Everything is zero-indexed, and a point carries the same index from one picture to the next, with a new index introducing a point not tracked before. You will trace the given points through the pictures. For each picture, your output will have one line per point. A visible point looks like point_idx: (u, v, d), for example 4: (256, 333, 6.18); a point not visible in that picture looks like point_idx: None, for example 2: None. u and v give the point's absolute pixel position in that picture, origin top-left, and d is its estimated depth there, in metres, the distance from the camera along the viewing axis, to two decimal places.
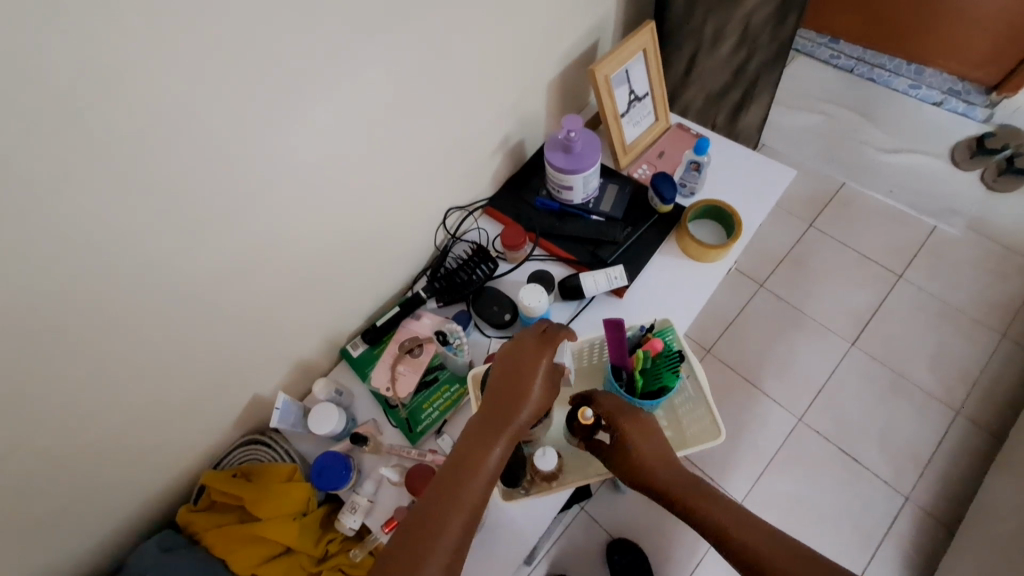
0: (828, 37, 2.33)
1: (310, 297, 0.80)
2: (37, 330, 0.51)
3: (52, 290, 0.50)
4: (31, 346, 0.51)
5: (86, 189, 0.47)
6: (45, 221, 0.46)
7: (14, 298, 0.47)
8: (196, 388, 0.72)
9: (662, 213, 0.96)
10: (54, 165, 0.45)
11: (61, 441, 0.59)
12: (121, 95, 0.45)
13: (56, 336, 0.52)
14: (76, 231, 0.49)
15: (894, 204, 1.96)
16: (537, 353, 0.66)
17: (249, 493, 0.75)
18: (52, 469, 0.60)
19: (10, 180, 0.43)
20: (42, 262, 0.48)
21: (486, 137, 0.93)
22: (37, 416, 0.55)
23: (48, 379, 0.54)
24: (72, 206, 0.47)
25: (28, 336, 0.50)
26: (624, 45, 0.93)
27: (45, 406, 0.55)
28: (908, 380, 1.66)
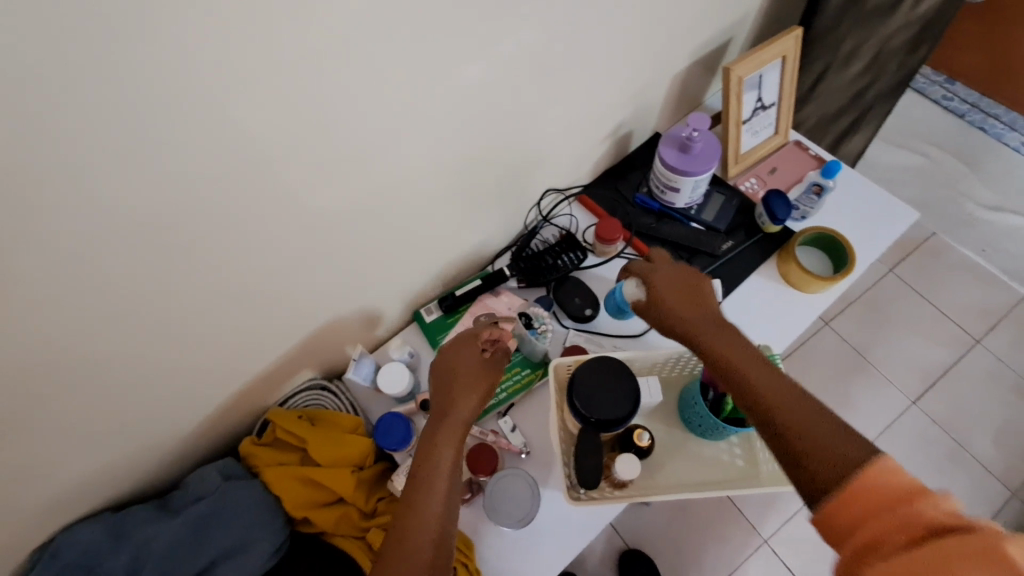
0: (945, 77, 2.17)
1: (398, 254, 0.78)
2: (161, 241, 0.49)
3: (182, 208, 0.48)
4: (149, 257, 0.50)
5: (231, 108, 0.45)
6: (198, 135, 0.45)
7: (148, 208, 0.46)
8: (277, 326, 0.71)
9: (767, 233, 0.91)
10: (213, 80, 0.42)
11: (150, 356, 0.59)
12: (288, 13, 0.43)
13: (176, 251, 0.51)
14: (217, 151, 0.47)
15: (984, 265, 1.84)
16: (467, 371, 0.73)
17: (313, 437, 0.74)
18: (136, 383, 0.60)
19: (172, 89, 0.41)
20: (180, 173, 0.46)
21: (600, 122, 0.89)
22: (141, 325, 0.55)
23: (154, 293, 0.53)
24: (218, 125, 0.45)
25: (150, 248, 0.49)
26: (765, 47, 0.87)
27: (149, 319, 0.55)
28: (966, 451, 1.58)
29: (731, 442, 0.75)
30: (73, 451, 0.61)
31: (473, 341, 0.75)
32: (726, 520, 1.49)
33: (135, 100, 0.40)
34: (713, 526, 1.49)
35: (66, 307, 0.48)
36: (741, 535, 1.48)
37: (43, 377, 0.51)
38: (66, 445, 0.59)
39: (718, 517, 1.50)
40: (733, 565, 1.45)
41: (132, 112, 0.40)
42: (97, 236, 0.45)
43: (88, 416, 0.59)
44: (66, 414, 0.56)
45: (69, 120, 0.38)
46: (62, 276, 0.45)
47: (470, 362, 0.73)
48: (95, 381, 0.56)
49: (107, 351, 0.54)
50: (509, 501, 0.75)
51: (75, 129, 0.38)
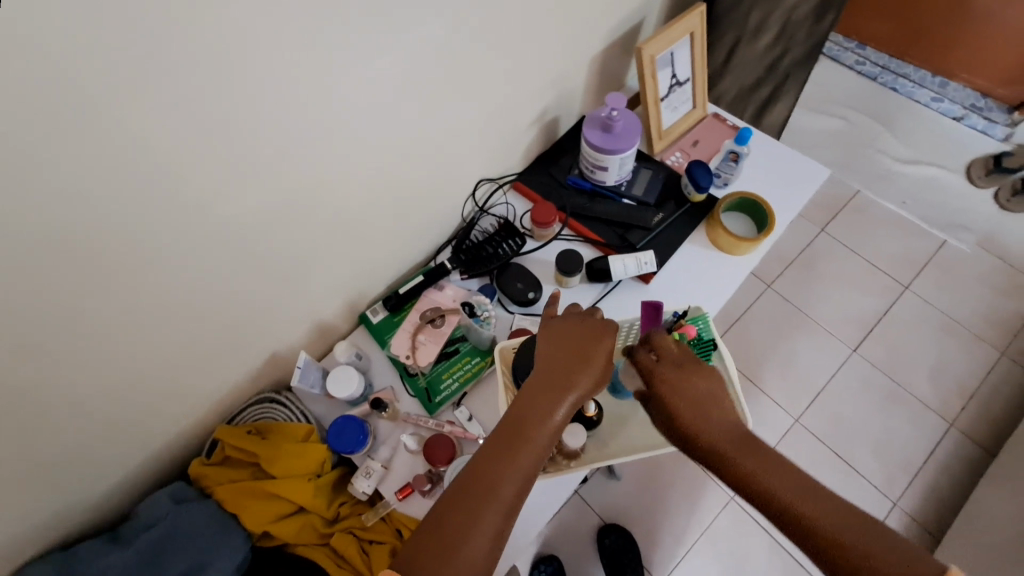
0: (856, 43, 2.30)
1: (333, 256, 0.78)
2: (66, 257, 0.48)
3: (83, 222, 0.47)
4: (54, 274, 0.48)
5: (123, 113, 0.44)
6: (85, 144, 0.44)
7: (43, 223, 0.45)
8: (213, 341, 0.69)
9: (694, 202, 0.95)
10: (99, 85, 0.42)
11: (73, 383, 0.57)
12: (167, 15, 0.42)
13: (85, 268, 0.50)
14: (113, 159, 0.46)
15: (907, 215, 1.96)
16: (589, 344, 0.62)
17: (264, 450, 0.73)
18: (63, 413, 0.58)
19: (53, 96, 0.40)
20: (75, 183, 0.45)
21: (524, 109, 0.91)
22: (58, 350, 0.53)
23: (68, 315, 0.52)
24: (111, 131, 0.44)
25: (53, 265, 0.48)
26: (673, 25, 0.91)
27: (67, 342, 0.54)
28: (907, 390, 1.69)
29: None
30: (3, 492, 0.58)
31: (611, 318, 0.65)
32: (693, 483, 1.55)
33: (5, 109, 0.39)
34: (682, 490, 1.55)
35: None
36: (709, 495, 1.54)
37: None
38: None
39: (686, 481, 1.55)
40: (704, 525, 1.51)
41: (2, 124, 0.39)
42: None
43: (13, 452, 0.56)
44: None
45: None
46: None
47: (598, 338, 0.63)
48: (14, 413, 0.54)
49: (23, 380, 0.52)
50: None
51: None
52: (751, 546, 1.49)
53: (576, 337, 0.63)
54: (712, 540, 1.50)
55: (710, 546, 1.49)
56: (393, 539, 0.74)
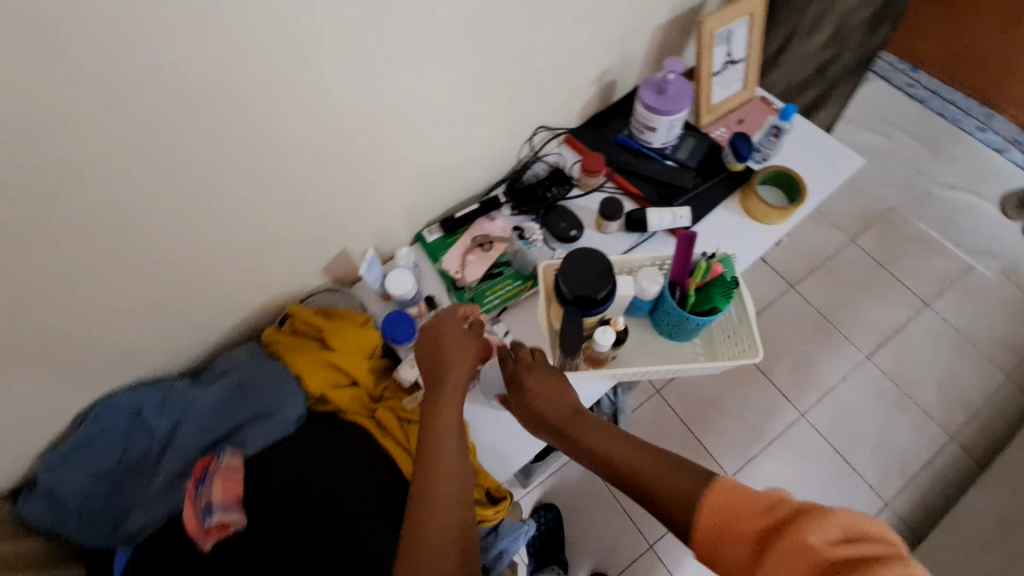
0: (908, 65, 2.33)
1: (405, 169, 0.88)
2: (205, 106, 0.59)
3: (225, 76, 0.58)
4: (193, 120, 0.59)
5: None
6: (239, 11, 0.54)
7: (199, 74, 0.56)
8: (294, 222, 0.80)
9: (732, 171, 1.03)
10: None
11: (183, 224, 0.68)
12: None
13: (216, 119, 0.60)
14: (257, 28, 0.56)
15: (936, 236, 2.00)
16: (446, 342, 0.75)
17: (328, 327, 0.84)
18: (169, 250, 0.69)
19: None
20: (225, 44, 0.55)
21: (586, 66, 1.00)
22: (181, 190, 0.64)
23: (192, 160, 0.62)
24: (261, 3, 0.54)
25: (193, 112, 0.58)
26: (734, 5, 0.99)
27: (187, 185, 0.64)
28: (913, 401, 1.73)
29: (694, 344, 0.90)
30: (114, 311, 0.70)
31: (451, 313, 0.78)
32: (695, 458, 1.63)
33: None
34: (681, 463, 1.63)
35: (132, 161, 0.57)
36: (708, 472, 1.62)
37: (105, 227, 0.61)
38: (110, 302, 0.68)
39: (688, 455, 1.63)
40: None
41: None
42: (164, 95, 0.55)
43: (129, 276, 0.67)
44: (112, 269, 0.65)
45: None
46: (131, 129, 0.55)
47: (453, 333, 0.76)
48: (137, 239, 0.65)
49: (158, 212, 0.64)
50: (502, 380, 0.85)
51: None
52: None
53: (431, 349, 0.75)
54: None
55: None
56: None
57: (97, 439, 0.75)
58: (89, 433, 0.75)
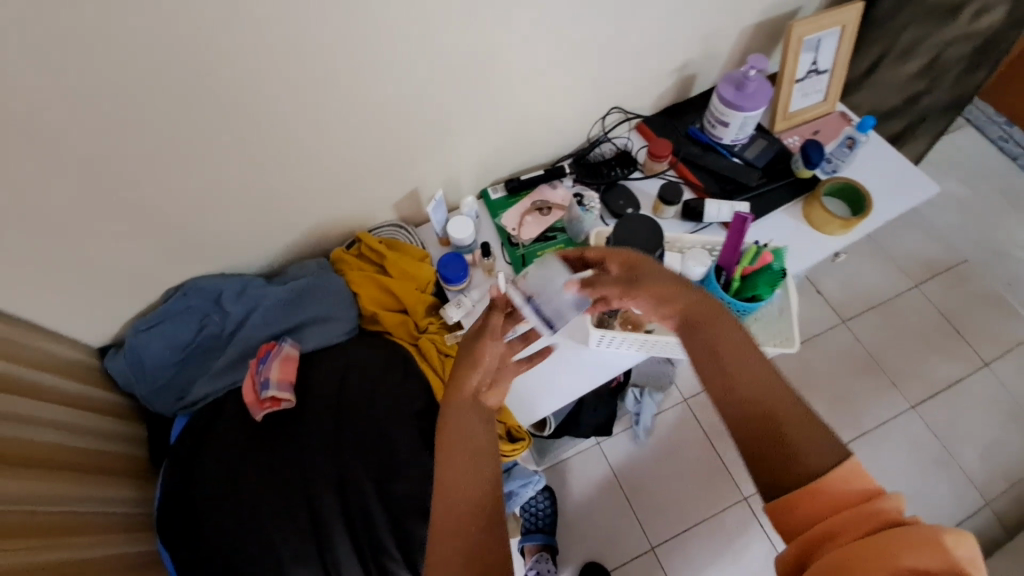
0: (1007, 117, 2.22)
1: (485, 123, 0.94)
2: (326, 28, 0.66)
3: (348, 3, 0.65)
4: (313, 38, 0.67)
5: None
6: None
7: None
8: (377, 154, 0.88)
9: (799, 177, 1.04)
10: None
11: (286, 134, 0.76)
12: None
13: (334, 41, 0.68)
14: None
15: (1010, 297, 1.89)
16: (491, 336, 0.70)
17: (390, 255, 0.91)
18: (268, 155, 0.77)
19: None
20: None
21: (670, 54, 1.03)
22: (290, 101, 0.72)
23: (305, 76, 0.70)
24: None
25: (315, 30, 0.66)
26: (827, 13, 1.00)
27: (296, 99, 0.72)
28: (954, 459, 1.65)
29: None
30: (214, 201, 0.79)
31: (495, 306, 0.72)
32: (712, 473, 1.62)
33: None
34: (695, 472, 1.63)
35: (259, 59, 0.66)
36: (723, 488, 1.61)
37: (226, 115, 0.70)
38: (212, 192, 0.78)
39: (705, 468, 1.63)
40: (710, 512, 1.57)
41: None
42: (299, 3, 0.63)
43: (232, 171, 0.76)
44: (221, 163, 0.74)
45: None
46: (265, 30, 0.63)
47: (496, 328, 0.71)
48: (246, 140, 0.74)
49: (270, 113, 0.72)
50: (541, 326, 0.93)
51: None
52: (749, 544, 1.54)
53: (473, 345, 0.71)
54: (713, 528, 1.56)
55: (710, 534, 1.55)
56: None
57: (179, 314, 0.85)
58: (175, 308, 0.85)
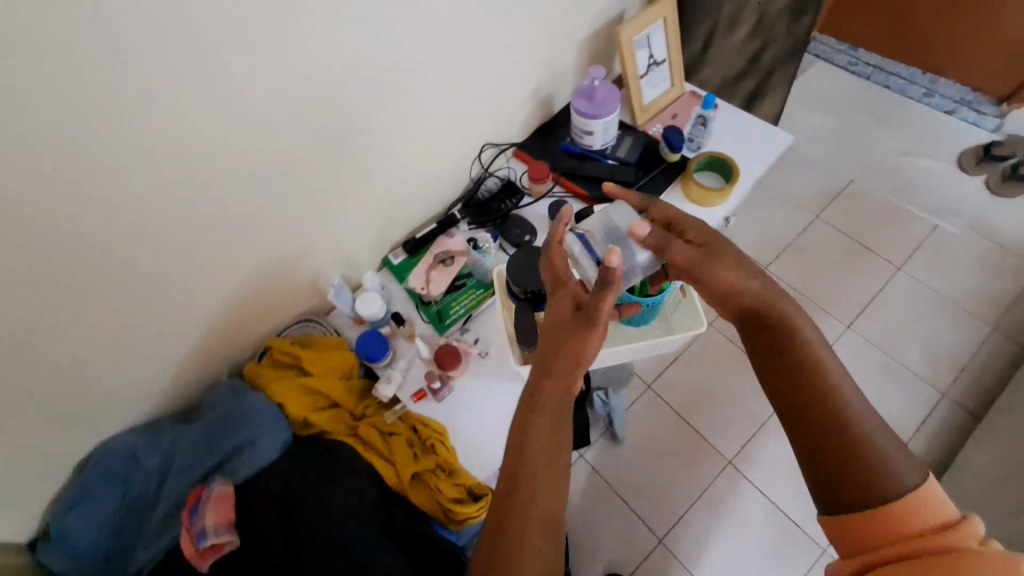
0: (847, 45, 2.43)
1: (363, 199, 0.94)
2: (158, 167, 0.65)
3: (173, 137, 0.64)
4: (146, 179, 0.65)
5: (204, 57, 0.61)
6: (176, 80, 0.60)
7: (147, 137, 0.62)
8: (260, 262, 0.86)
9: (670, 162, 1.10)
10: (190, 33, 0.58)
11: (152, 276, 0.73)
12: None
13: (170, 175, 0.66)
14: (194, 91, 0.62)
15: (899, 202, 2.06)
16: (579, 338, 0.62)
17: (305, 354, 0.89)
18: (141, 302, 0.74)
19: (161, 37, 0.57)
20: (167, 107, 0.61)
21: (520, 83, 1.07)
22: (146, 245, 0.70)
23: (153, 217, 0.68)
24: (194, 69, 0.61)
25: (146, 173, 0.64)
26: (646, 11, 1.07)
27: (152, 241, 0.70)
28: (899, 363, 1.77)
29: (652, 324, 0.94)
30: (96, 363, 0.75)
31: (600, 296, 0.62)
32: (693, 450, 1.68)
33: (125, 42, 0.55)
34: (678, 455, 1.67)
35: (103, 219, 0.64)
36: (708, 459, 1.66)
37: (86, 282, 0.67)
38: (91, 355, 0.73)
39: (685, 447, 1.68)
40: (702, 488, 1.62)
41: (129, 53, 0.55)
42: (125, 155, 0.61)
43: (106, 329, 0.73)
44: (89, 325, 0.70)
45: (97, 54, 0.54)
46: (98, 190, 0.61)
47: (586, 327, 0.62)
48: (109, 296, 0.70)
49: (133, 264, 0.70)
50: (472, 375, 0.94)
51: (93, 67, 0.54)
52: (744, 506, 1.60)
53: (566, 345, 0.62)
54: (710, 502, 1.60)
55: (709, 510, 1.59)
56: (407, 432, 0.88)
57: (97, 488, 0.80)
58: (88, 483, 0.80)
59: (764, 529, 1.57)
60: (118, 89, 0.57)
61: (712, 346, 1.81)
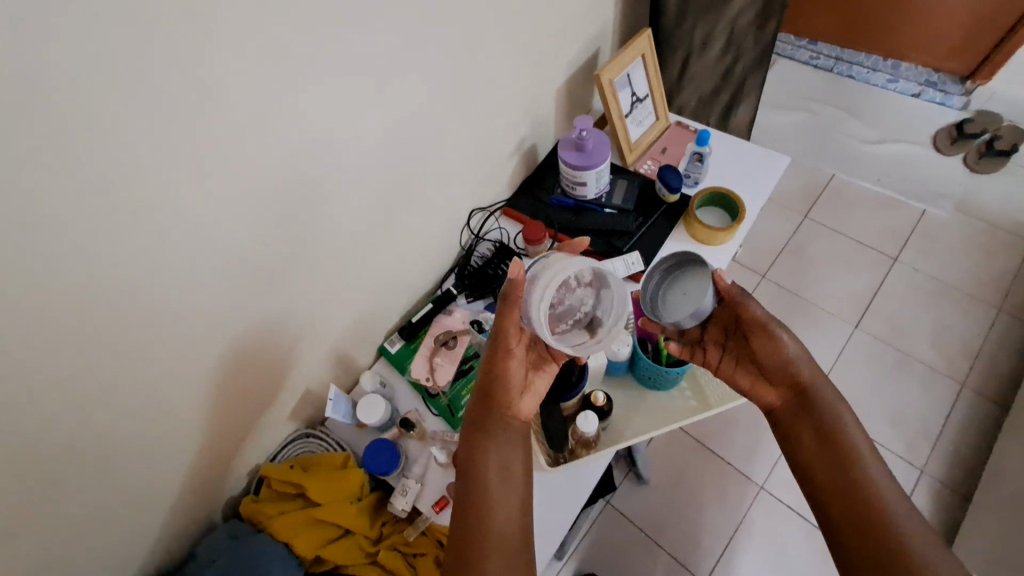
0: (806, 39, 2.43)
1: (350, 291, 0.85)
2: (113, 316, 0.56)
3: (129, 279, 0.55)
4: (100, 333, 0.55)
5: (153, 188, 0.53)
6: (122, 220, 0.52)
7: (95, 287, 0.53)
8: (245, 384, 0.76)
9: (670, 203, 1.03)
10: (131, 167, 0.50)
11: (122, 431, 0.63)
12: (195, 87, 0.51)
13: (128, 321, 0.57)
14: (146, 227, 0.54)
15: (883, 191, 2.04)
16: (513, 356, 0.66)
17: (307, 480, 0.79)
18: (113, 461, 0.64)
19: (97, 177, 0.48)
20: (114, 251, 0.53)
21: (501, 141, 1.00)
22: (110, 400, 0.60)
23: (113, 369, 0.59)
24: (142, 204, 0.53)
25: (100, 326, 0.55)
26: (624, 50, 1.01)
27: (116, 394, 0.60)
28: (913, 357, 1.73)
29: (682, 388, 0.87)
30: (68, 537, 0.65)
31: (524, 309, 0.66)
32: (723, 478, 1.59)
33: (53, 191, 0.46)
34: (709, 490, 1.58)
35: (54, 385, 0.54)
36: (740, 488, 1.57)
37: (41, 458, 0.57)
38: (61, 532, 0.63)
39: (715, 478, 1.59)
40: (738, 518, 1.53)
41: (62, 202, 0.47)
42: (69, 311, 0.52)
43: (76, 499, 0.63)
44: (54, 502, 0.61)
45: (20, 210, 0.45)
46: (43, 357, 0.52)
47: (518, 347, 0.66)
48: (72, 465, 0.60)
49: (96, 424, 0.60)
50: None
51: (19, 229, 0.46)
52: (786, 533, 1.51)
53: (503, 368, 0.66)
54: (750, 534, 1.51)
55: (751, 543, 1.50)
56: (434, 549, 0.79)
57: None
58: None
59: (810, 557, 1.48)
60: (52, 242, 0.48)
61: None
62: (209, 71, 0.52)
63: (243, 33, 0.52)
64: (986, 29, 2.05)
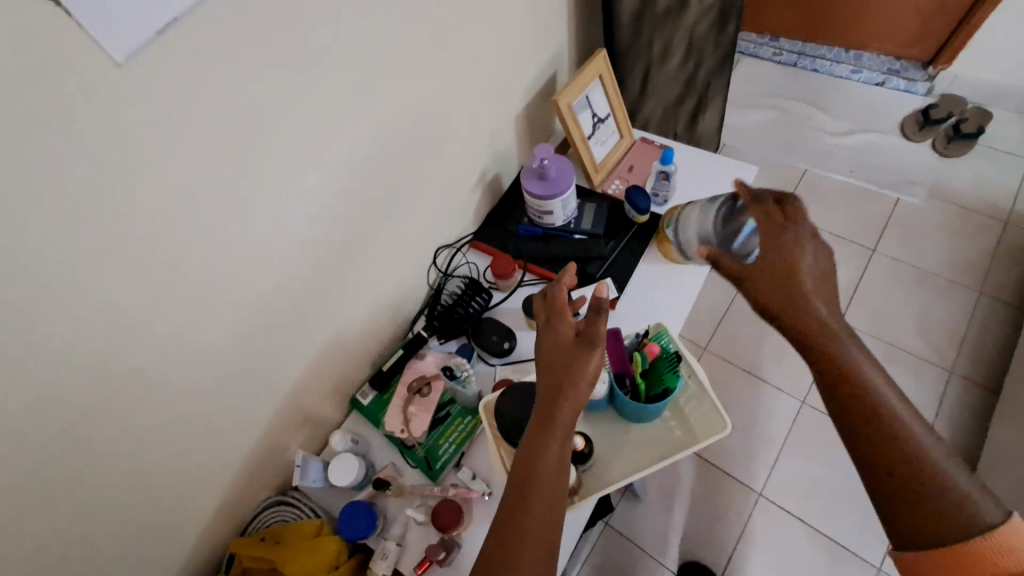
0: (768, 37, 2.44)
1: (314, 351, 0.81)
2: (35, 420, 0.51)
3: (49, 377, 0.51)
4: (20, 440, 0.50)
5: (65, 281, 0.48)
6: (30, 319, 0.47)
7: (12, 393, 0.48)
8: (206, 463, 0.72)
9: (640, 224, 1.01)
10: (34, 261, 0.46)
11: (58, 535, 0.58)
12: (100, 174, 0.47)
13: (58, 421, 0.53)
14: (67, 322, 0.50)
15: (856, 183, 2.04)
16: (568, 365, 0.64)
17: (280, 555, 0.75)
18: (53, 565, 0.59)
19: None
20: (27, 352, 0.48)
21: (463, 176, 0.97)
22: (45, 505, 0.55)
23: (43, 474, 0.54)
24: (55, 298, 0.48)
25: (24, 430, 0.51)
26: (580, 74, 0.99)
27: (50, 500, 0.55)
28: (900, 348, 1.72)
29: (665, 416, 0.84)
30: None
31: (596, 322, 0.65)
32: (722, 489, 1.56)
33: None
34: (707, 503, 1.55)
35: None
36: (739, 497, 1.54)
37: None
38: None
39: (713, 488, 1.56)
40: (740, 529, 1.50)
41: None
42: None
43: None
44: None
45: None
46: None
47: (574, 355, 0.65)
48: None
49: (27, 533, 0.55)
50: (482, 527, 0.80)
51: None
52: (790, 540, 1.48)
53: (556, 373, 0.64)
54: (752, 545, 1.48)
55: (754, 553, 1.47)
56: None
57: None
58: None
59: (815, 563, 1.45)
60: None
61: (711, 374, 1.72)
62: (117, 158, 0.48)
63: (155, 108, 0.49)
64: (940, 17, 2.06)
